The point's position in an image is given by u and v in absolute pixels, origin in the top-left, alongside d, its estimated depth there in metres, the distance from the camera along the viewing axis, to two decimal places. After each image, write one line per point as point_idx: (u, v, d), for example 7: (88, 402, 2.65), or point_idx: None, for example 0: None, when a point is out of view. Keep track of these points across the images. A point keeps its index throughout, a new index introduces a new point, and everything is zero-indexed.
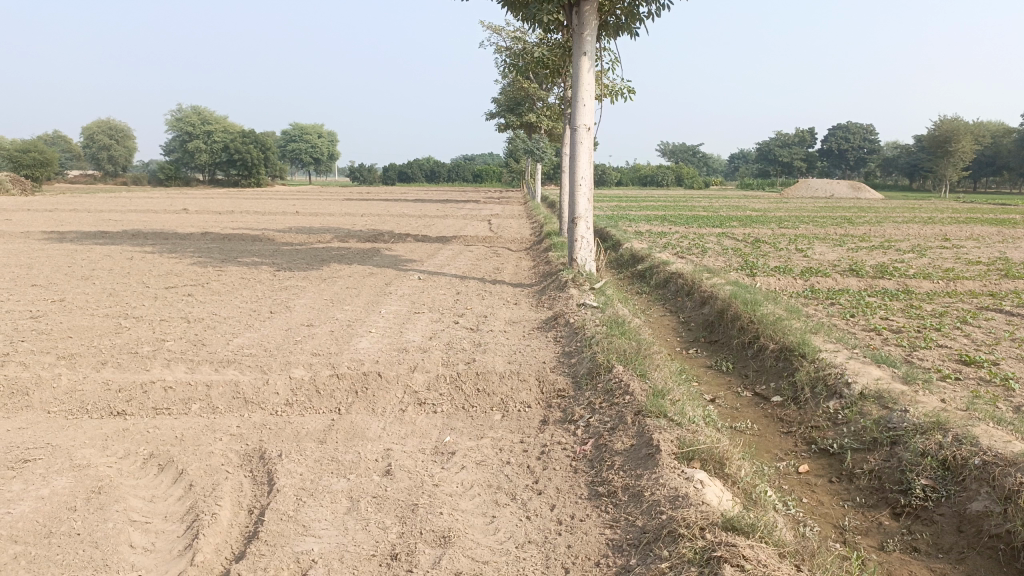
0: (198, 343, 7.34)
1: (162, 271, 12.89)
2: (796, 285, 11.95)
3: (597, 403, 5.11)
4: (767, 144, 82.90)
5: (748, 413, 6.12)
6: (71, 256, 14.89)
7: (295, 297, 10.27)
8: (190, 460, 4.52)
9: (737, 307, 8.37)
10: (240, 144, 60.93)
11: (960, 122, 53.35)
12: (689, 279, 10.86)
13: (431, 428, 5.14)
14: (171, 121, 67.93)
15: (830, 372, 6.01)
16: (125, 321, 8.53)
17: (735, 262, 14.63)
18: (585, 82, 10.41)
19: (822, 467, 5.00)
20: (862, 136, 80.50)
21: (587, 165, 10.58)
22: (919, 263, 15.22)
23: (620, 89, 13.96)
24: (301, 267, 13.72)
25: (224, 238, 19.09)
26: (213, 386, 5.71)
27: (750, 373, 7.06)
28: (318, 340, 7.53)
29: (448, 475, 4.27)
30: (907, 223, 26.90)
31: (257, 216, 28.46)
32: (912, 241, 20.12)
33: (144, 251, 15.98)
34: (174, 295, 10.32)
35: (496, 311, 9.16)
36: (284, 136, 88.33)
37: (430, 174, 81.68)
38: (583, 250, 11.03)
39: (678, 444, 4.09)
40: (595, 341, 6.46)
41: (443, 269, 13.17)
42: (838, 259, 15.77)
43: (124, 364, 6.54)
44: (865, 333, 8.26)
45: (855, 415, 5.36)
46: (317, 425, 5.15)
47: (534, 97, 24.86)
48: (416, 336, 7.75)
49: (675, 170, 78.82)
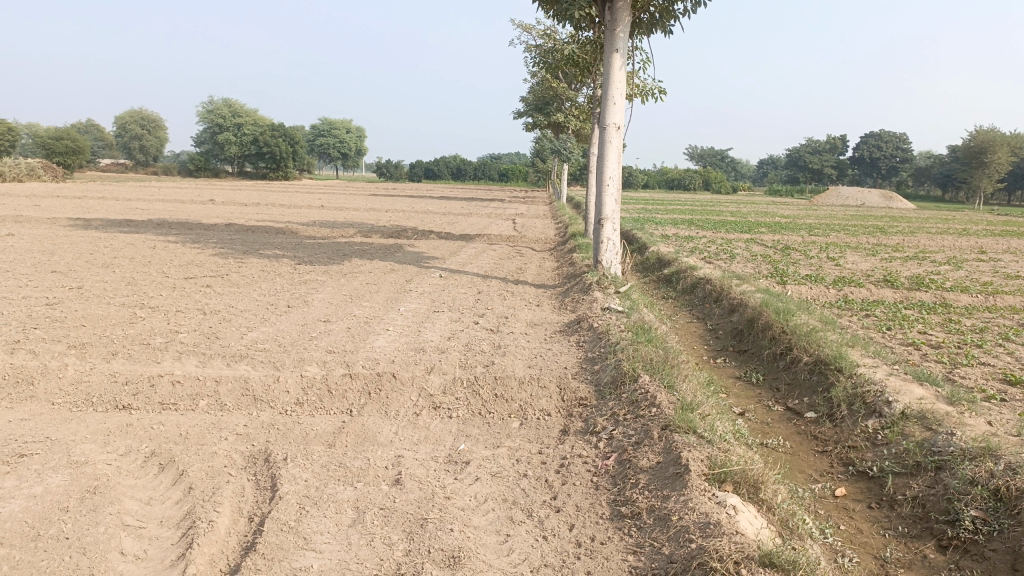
0: (212, 336, 7.17)
1: (182, 261, 12.81)
2: (829, 294, 11.58)
3: (621, 414, 4.84)
4: (798, 150, 81.92)
5: (780, 429, 5.81)
6: (94, 243, 14.89)
7: (314, 291, 10.08)
8: (193, 460, 4.32)
9: (768, 317, 8.04)
10: (269, 137, 61.24)
11: (997, 133, 52.20)
12: (718, 285, 10.53)
13: (446, 434, 4.90)
14: (201, 113, 68.35)
15: (869, 390, 5.68)
16: (141, 310, 8.39)
17: (765, 269, 14.26)
18: (617, 79, 10.10)
19: (860, 492, 4.69)
20: (896, 145, 79.13)
21: (615, 165, 10.28)
22: (956, 275, 14.75)
23: (651, 88, 13.62)
24: (322, 261, 13.55)
25: (247, 230, 19.04)
26: (222, 382, 5.51)
27: (781, 386, 6.74)
28: (334, 337, 7.32)
29: (461, 487, 4.02)
30: (941, 235, 26.25)
31: (282, 209, 28.41)
32: (947, 253, 19.58)
33: (167, 240, 15.93)
34: (192, 286, 10.19)
35: (518, 312, 8.91)
36: (313, 130, 88.83)
37: (457, 171, 81.68)
38: (608, 253, 10.75)
39: (708, 464, 3.80)
40: (620, 348, 6.17)
41: (465, 268, 12.96)
42: (871, 269, 15.33)
43: (136, 356, 6.38)
44: (902, 347, 7.91)
45: (897, 436, 5.03)
46: (327, 427, 4.93)
47: (563, 97, 24.59)
48: (435, 335, 7.51)
49: (702, 174, 78.01)
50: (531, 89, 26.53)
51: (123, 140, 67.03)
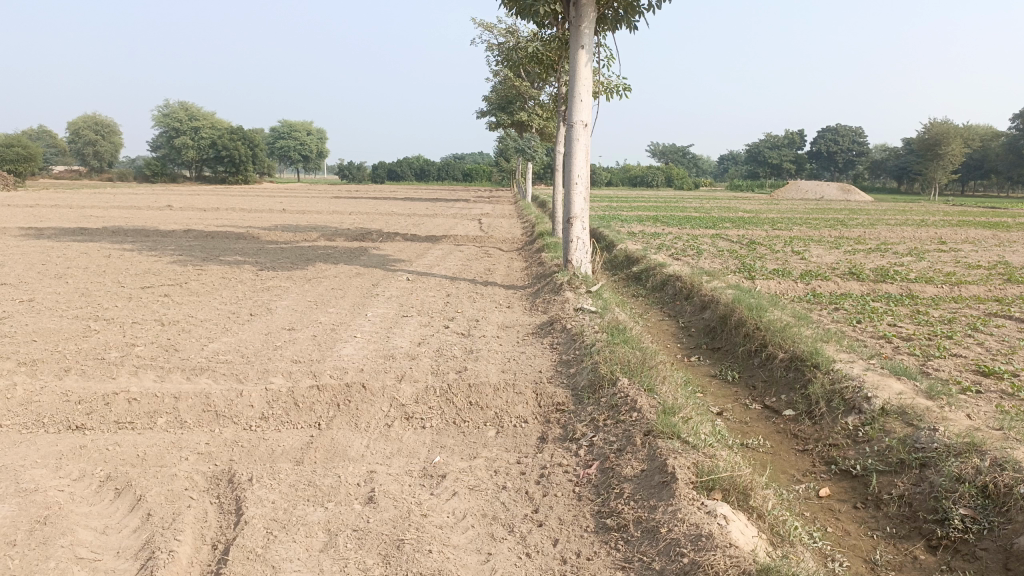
0: (171, 349, 6.88)
1: (139, 269, 12.39)
2: (797, 288, 11.59)
3: (600, 420, 4.69)
4: (757, 145, 82.89)
5: (759, 428, 5.72)
6: (46, 253, 14.38)
7: (278, 298, 9.79)
8: (151, 484, 4.07)
9: (741, 313, 7.97)
10: (228, 140, 60.18)
11: (950, 125, 53.23)
12: (688, 282, 10.46)
13: (419, 446, 4.71)
14: (157, 117, 66.95)
15: (847, 386, 5.61)
16: (95, 323, 8.05)
17: (732, 264, 14.27)
18: (583, 76, 9.97)
19: (845, 491, 4.60)
20: (852, 139, 80.41)
21: (584, 163, 10.15)
22: (920, 266, 14.89)
23: (616, 85, 13.53)
24: (285, 266, 13.23)
25: (207, 236, 18.58)
26: (182, 398, 5.25)
27: (757, 383, 6.66)
28: (299, 346, 7.07)
29: (438, 503, 3.84)
30: (901, 226, 26.65)
31: (243, 213, 27.87)
32: (908, 244, 19.84)
33: (123, 248, 15.46)
34: (150, 295, 9.84)
35: (488, 315, 8.73)
36: (273, 133, 87.62)
37: (420, 172, 81.17)
38: (578, 252, 10.59)
39: (695, 471, 3.66)
40: (595, 350, 6.03)
41: (433, 270, 12.74)
42: (837, 262, 15.43)
43: (90, 371, 6.07)
44: (875, 341, 7.89)
45: (878, 432, 4.96)
46: (295, 442, 4.71)
47: (526, 96, 24.42)
48: (404, 341, 7.30)
49: (664, 170, 78.48)
50: (493, 88, 26.32)
51: (77, 146, 65.38)
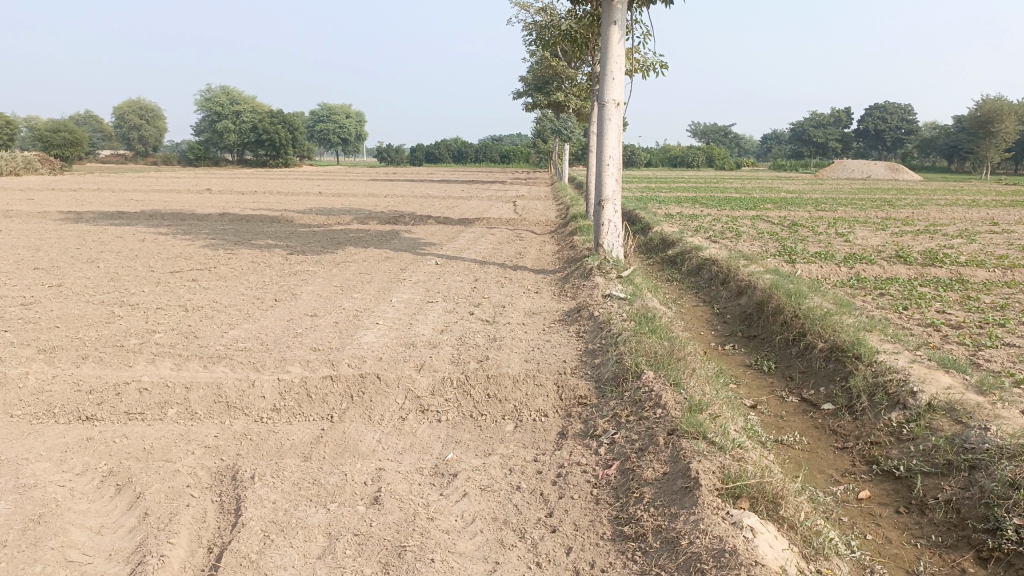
0: (190, 336, 6.78)
1: (171, 254, 12.40)
2: (840, 272, 11.12)
3: (623, 416, 4.43)
4: (801, 124, 80.94)
5: (795, 423, 5.40)
6: (82, 237, 14.50)
7: (304, 283, 9.68)
8: (153, 480, 3.94)
9: (779, 300, 7.61)
10: (268, 124, 60.60)
11: (1005, 102, 51.19)
12: (724, 267, 10.08)
13: (433, 440, 4.51)
14: (199, 101, 67.73)
15: (890, 379, 5.26)
16: (120, 308, 8.01)
17: (773, 247, 13.80)
18: (616, 53, 9.61)
19: (887, 494, 4.28)
20: (901, 116, 77.98)
21: (615, 143, 9.80)
22: (970, 249, 14.24)
23: (652, 63, 13.11)
24: (316, 250, 13.14)
25: (242, 220, 18.63)
26: (193, 388, 5.12)
27: (795, 374, 6.33)
28: (320, 333, 6.92)
29: (445, 506, 3.62)
30: (950, 207, 25.66)
31: (279, 196, 27.96)
32: (957, 225, 19.07)
33: (158, 232, 15.50)
34: (177, 280, 9.79)
35: (515, 301, 8.48)
36: (313, 117, 88.19)
37: (458, 154, 81.00)
38: (610, 235, 10.26)
39: (721, 477, 3.38)
40: (621, 339, 5.76)
41: (463, 254, 12.53)
42: (882, 244, 14.85)
43: (107, 359, 5.99)
44: (921, 329, 7.48)
45: (923, 431, 4.62)
46: (305, 436, 4.54)
47: (562, 76, 23.99)
48: (427, 329, 7.10)
49: (705, 150, 77.13)
50: (529, 68, 25.89)
51: (122, 131, 66.50)
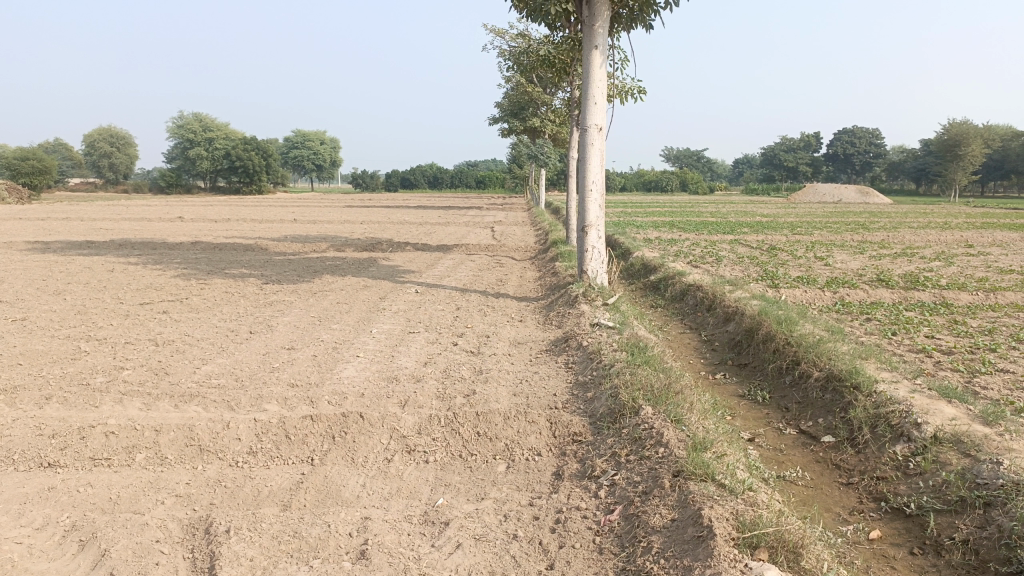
0: (161, 372, 6.47)
1: (142, 284, 12.03)
2: (824, 297, 11.03)
3: (622, 455, 4.21)
4: (772, 148, 82.05)
5: (795, 456, 5.21)
6: (49, 268, 14.06)
7: (280, 314, 9.38)
8: (120, 535, 3.63)
9: (769, 327, 7.45)
10: (240, 151, 60.15)
11: (970, 126, 52.17)
12: (710, 292, 9.95)
13: (421, 484, 4.25)
14: (171, 129, 67.16)
15: (893, 410, 5.09)
16: (86, 343, 7.66)
17: (754, 271, 13.72)
18: (597, 78, 9.51)
19: (899, 534, 4.09)
20: (869, 140, 79.29)
21: (598, 168, 9.67)
22: (949, 271, 14.27)
23: (630, 88, 13.07)
24: (292, 279, 12.82)
25: (215, 248, 18.25)
26: (164, 431, 4.81)
27: (791, 405, 6.15)
28: (298, 367, 6.63)
29: (438, 559, 3.37)
30: (924, 229, 25.93)
31: (254, 224, 27.54)
32: (933, 248, 19.20)
33: (128, 262, 15.09)
34: (148, 313, 9.45)
35: (499, 330, 8.26)
36: (287, 143, 87.86)
37: (433, 180, 81.00)
38: (594, 261, 10.09)
39: (735, 524, 3.17)
40: (614, 372, 5.55)
41: (443, 281, 12.30)
42: (862, 268, 14.85)
43: (72, 399, 5.65)
44: (913, 355, 7.35)
45: (932, 465, 4.44)
46: (284, 482, 4.26)
47: (538, 102, 23.99)
48: (410, 361, 6.84)
49: (678, 175, 77.77)
50: (505, 94, 25.86)
51: (92, 158, 65.64)
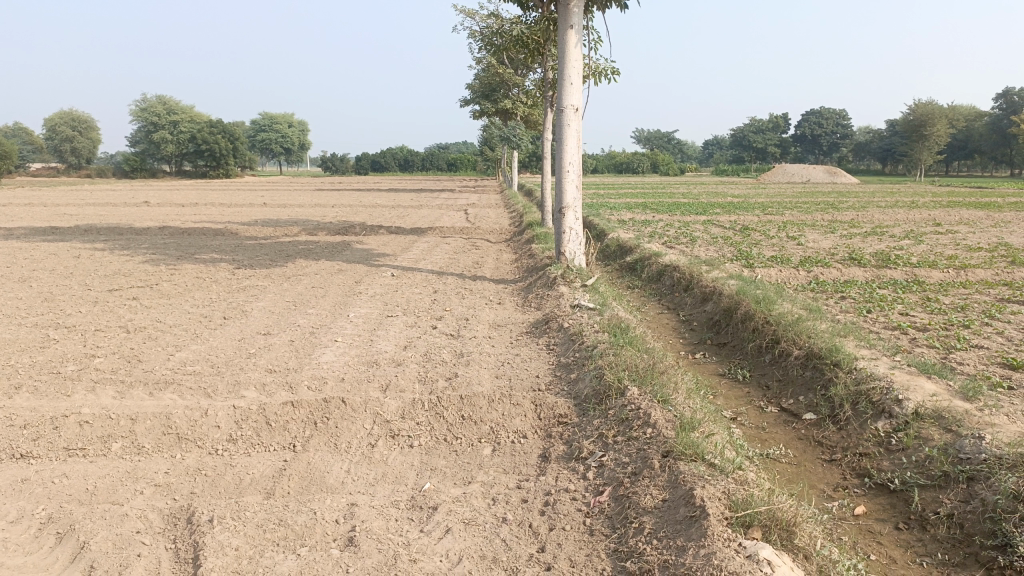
0: (134, 360, 6.32)
1: (109, 271, 11.76)
2: (799, 276, 11.11)
3: (610, 436, 4.18)
4: (742, 129, 82.53)
5: (778, 434, 5.23)
6: (12, 255, 13.68)
7: (254, 299, 9.22)
8: (99, 527, 3.53)
9: (748, 306, 7.48)
10: (207, 135, 59.08)
11: (935, 106, 52.84)
12: (687, 272, 9.96)
13: (407, 469, 4.20)
14: (134, 112, 65.71)
15: (873, 387, 5.13)
16: (55, 331, 7.46)
17: (728, 252, 13.78)
18: (573, 58, 9.41)
19: (883, 509, 4.12)
20: (836, 121, 80.02)
21: (575, 149, 9.60)
22: (919, 250, 14.45)
23: (604, 69, 13.00)
24: (264, 263, 12.62)
25: (184, 233, 17.92)
26: (140, 420, 4.69)
27: (772, 383, 6.18)
28: (275, 352, 6.52)
29: (428, 544, 3.32)
30: (892, 208, 26.29)
31: (222, 208, 27.08)
32: (903, 226, 19.45)
33: (94, 248, 14.74)
34: (117, 300, 9.23)
35: (478, 313, 8.20)
36: (254, 127, 86.53)
37: (404, 163, 80.35)
38: (571, 243, 10.05)
39: (727, 504, 3.16)
40: (597, 353, 5.52)
41: (418, 264, 12.19)
42: (834, 247, 14.98)
43: (42, 388, 5.49)
44: (889, 332, 7.42)
45: (913, 441, 4.48)
46: (266, 469, 4.18)
47: (510, 83, 23.80)
48: (389, 345, 6.76)
49: (649, 157, 77.88)
50: (476, 75, 25.63)
51: (54, 143, 64.02)
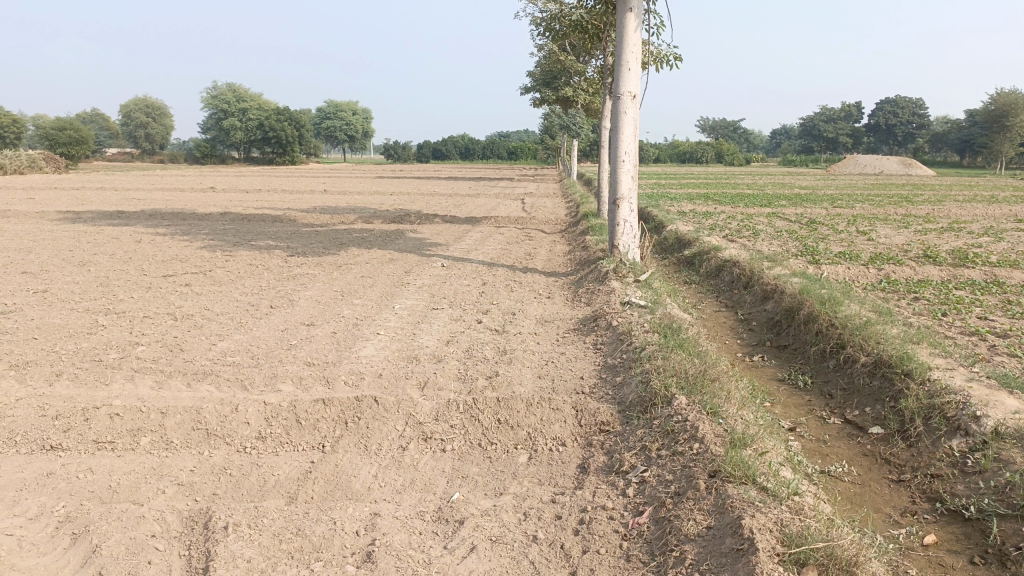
0: (176, 348, 6.27)
1: (167, 256, 11.89)
2: (868, 274, 10.52)
3: (654, 450, 3.89)
4: (812, 118, 80.01)
5: (841, 449, 4.84)
6: (77, 238, 13.99)
7: (302, 288, 9.15)
8: (115, 529, 3.42)
9: (811, 307, 7.04)
10: (273, 121, 60.12)
11: (1019, 96, 50.13)
12: (747, 269, 9.51)
13: (437, 475, 3.99)
14: (205, 99, 67.35)
15: (948, 401, 4.70)
16: (105, 317, 7.50)
17: (793, 247, 13.19)
18: (632, 43, 9.02)
19: (957, 540, 3.72)
20: (912, 110, 76.81)
21: (631, 138, 9.25)
22: (1000, 248, 13.59)
23: (665, 55, 12.53)
24: (317, 251, 12.61)
25: (243, 219, 18.14)
26: (170, 414, 4.59)
27: (835, 392, 5.77)
28: (316, 344, 6.39)
29: (450, 564, 3.09)
30: (970, 203, 24.96)
31: (284, 195, 27.42)
32: (981, 222, 18.40)
33: (157, 233, 14.99)
34: (170, 286, 9.27)
35: (526, 307, 7.95)
36: (320, 114, 87.82)
37: (465, 151, 80.51)
38: (626, 235, 9.70)
39: (779, 537, 2.85)
40: (646, 355, 5.21)
41: (470, 255, 11.99)
42: (907, 243, 14.21)
43: (82, 376, 5.47)
44: (967, 339, 6.88)
45: (993, 463, 4.06)
46: (292, 471, 4.02)
47: (571, 71, 23.37)
48: (432, 340, 6.56)
49: (713, 146, 76.11)
50: (537, 63, 25.25)
51: (129, 129, 66.15)
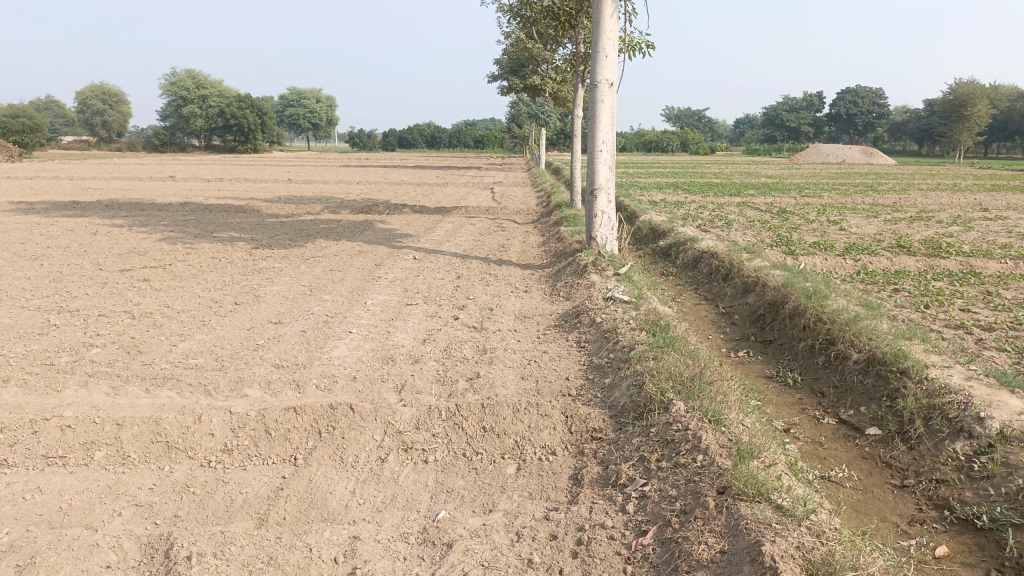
0: (133, 350, 5.88)
1: (124, 249, 11.36)
2: (845, 265, 10.41)
3: (653, 461, 3.65)
4: (775, 109, 80.66)
5: (838, 452, 4.65)
6: (28, 230, 13.35)
7: (268, 283, 8.75)
8: (64, 559, 3.08)
9: (797, 300, 6.86)
10: (235, 109, 58.84)
11: (976, 87, 50.95)
12: (726, 260, 9.33)
13: (421, 490, 3.70)
14: (163, 86, 65.70)
15: (949, 401, 4.53)
16: (57, 316, 7.05)
17: (767, 237, 13.08)
18: (609, 30, 8.74)
19: (971, 551, 3.53)
20: (873, 101, 77.84)
21: (609, 127, 8.98)
22: (970, 237, 13.62)
23: (637, 44, 12.28)
24: (282, 243, 12.16)
25: (205, 210, 17.54)
26: (127, 426, 4.24)
27: (827, 390, 5.59)
28: (285, 345, 6.04)
29: None
30: (933, 191, 25.25)
31: (247, 184, 26.69)
32: (948, 211, 18.53)
33: (113, 225, 14.38)
34: (127, 281, 8.81)
35: (503, 302, 7.67)
36: (283, 102, 86.28)
37: (431, 140, 79.79)
38: (603, 227, 9.44)
39: (802, 564, 2.61)
40: (636, 355, 4.97)
41: (442, 247, 11.66)
42: (878, 232, 14.20)
43: (31, 382, 5.07)
44: (954, 332, 6.76)
45: (1002, 469, 3.88)
46: (262, 487, 3.71)
47: (539, 59, 23.05)
48: (407, 338, 6.25)
49: (679, 135, 76.35)
50: (505, 51, 24.89)
51: (84, 116, 64.21)
